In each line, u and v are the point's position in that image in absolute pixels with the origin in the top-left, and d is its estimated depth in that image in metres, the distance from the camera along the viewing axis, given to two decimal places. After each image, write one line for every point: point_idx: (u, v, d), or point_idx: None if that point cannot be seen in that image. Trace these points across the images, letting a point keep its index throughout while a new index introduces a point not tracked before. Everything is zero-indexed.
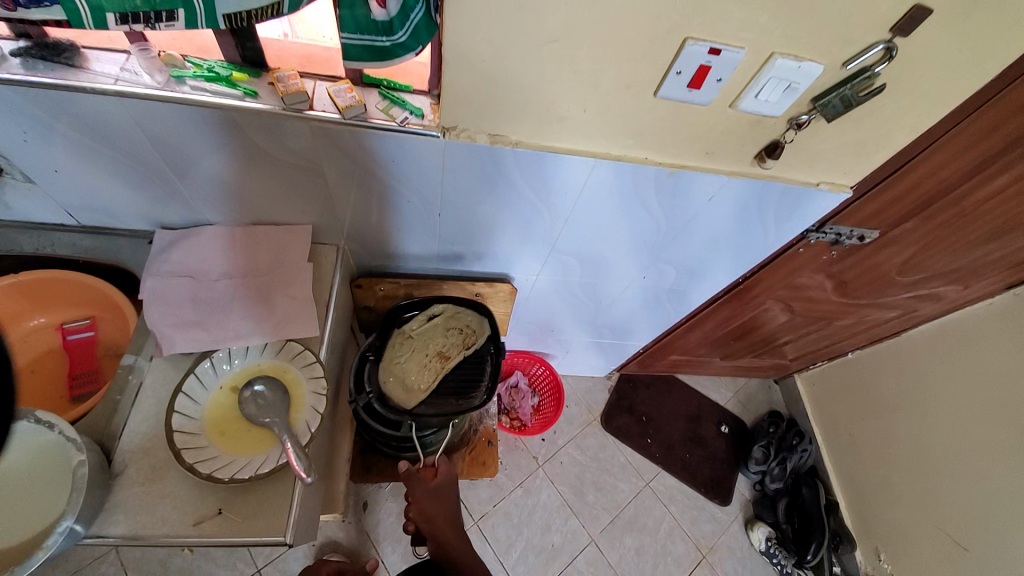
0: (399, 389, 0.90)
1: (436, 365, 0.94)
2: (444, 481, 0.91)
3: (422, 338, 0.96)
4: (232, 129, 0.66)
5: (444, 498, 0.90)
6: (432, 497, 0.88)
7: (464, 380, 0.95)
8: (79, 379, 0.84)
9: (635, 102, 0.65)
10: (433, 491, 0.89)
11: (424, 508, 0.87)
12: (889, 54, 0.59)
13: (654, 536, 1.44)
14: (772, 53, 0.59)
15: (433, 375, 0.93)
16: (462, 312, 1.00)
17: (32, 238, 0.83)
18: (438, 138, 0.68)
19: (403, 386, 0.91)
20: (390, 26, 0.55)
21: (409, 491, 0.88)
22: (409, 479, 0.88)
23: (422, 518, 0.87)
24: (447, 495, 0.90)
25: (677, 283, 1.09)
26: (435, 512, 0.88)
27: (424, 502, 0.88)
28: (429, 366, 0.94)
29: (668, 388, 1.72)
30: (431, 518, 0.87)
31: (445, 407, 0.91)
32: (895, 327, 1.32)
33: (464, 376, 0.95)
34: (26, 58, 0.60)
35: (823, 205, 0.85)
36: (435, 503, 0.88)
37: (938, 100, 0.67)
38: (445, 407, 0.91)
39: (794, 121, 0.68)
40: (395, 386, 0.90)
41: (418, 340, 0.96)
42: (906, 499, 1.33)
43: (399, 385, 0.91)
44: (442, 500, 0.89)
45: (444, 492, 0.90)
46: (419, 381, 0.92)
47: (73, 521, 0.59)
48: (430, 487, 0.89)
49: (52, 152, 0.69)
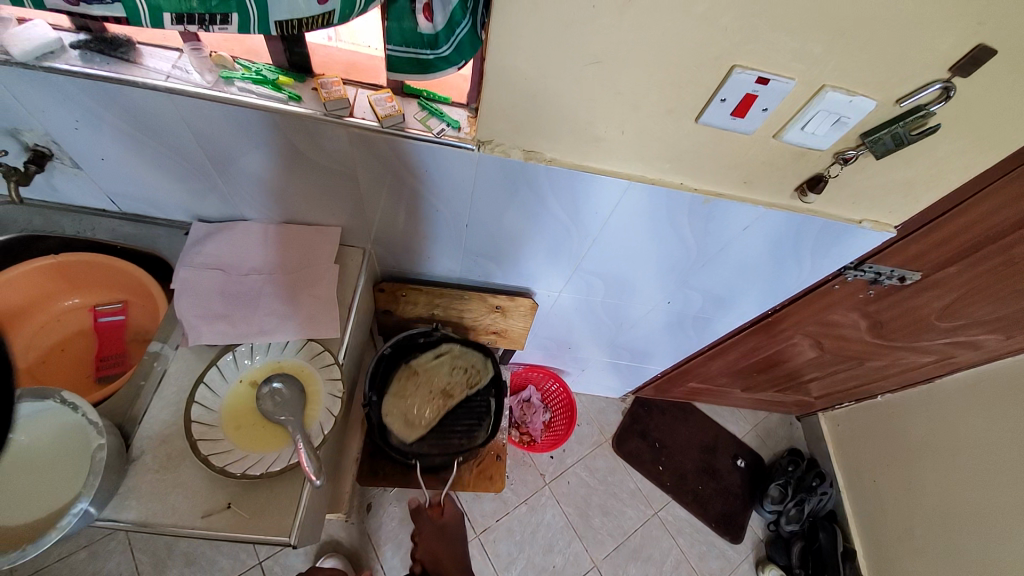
0: (407, 425, 0.97)
1: (442, 404, 1.01)
2: (450, 519, 0.92)
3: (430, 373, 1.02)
4: (274, 131, 0.68)
5: (451, 539, 0.91)
6: (437, 535, 0.90)
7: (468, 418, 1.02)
8: (105, 361, 0.86)
9: (674, 126, 0.64)
10: (441, 530, 0.91)
11: (430, 547, 0.89)
12: (947, 94, 0.56)
13: (659, 568, 1.39)
14: (822, 86, 0.57)
15: (438, 412, 1.00)
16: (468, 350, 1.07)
17: (74, 221, 0.86)
18: (473, 151, 0.69)
19: (409, 421, 0.98)
20: (436, 40, 0.55)
21: (416, 529, 0.91)
22: (417, 516, 0.92)
23: (428, 559, 0.88)
24: (453, 536, 0.91)
25: (703, 311, 1.06)
26: (441, 551, 0.88)
27: (430, 542, 0.89)
28: (436, 404, 1.00)
29: (685, 416, 1.67)
30: (435, 558, 0.87)
31: (445, 444, 0.99)
32: (931, 373, 1.25)
33: (468, 416, 1.02)
34: (85, 51, 0.63)
35: (864, 242, 0.82)
36: (441, 542, 0.90)
37: (997, 142, 0.64)
38: (445, 444, 0.98)
39: (841, 156, 0.65)
40: (403, 421, 0.97)
41: (425, 375, 1.02)
42: (928, 554, 1.26)
43: (407, 421, 0.97)
44: (449, 540, 0.90)
45: (450, 531, 0.92)
46: (427, 418, 0.99)
47: (87, 504, 0.60)
48: (437, 525, 0.91)
49: (102, 141, 0.72)
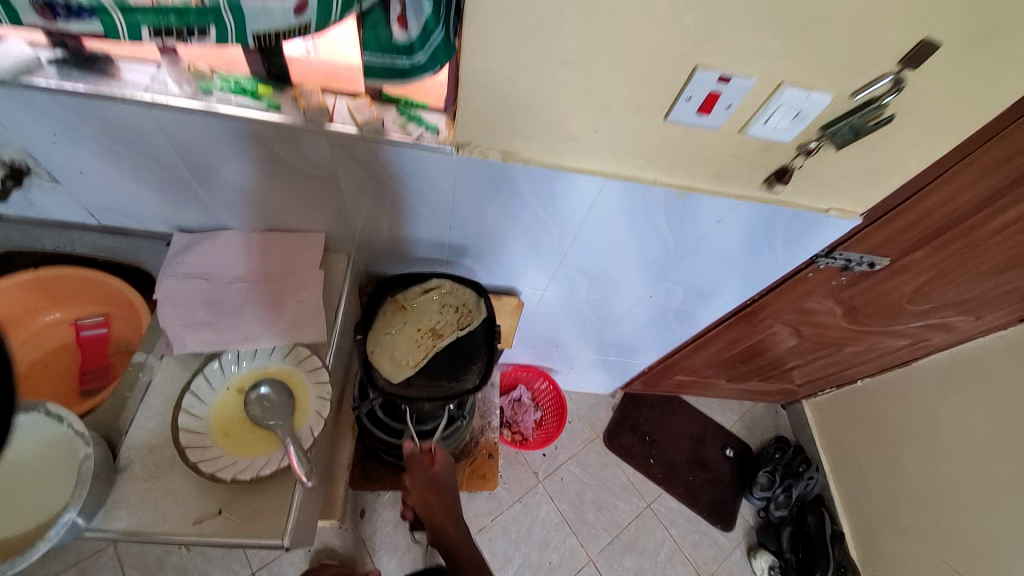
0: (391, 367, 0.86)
1: (431, 348, 0.90)
2: (443, 470, 0.89)
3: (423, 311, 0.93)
4: (255, 140, 0.69)
5: (443, 490, 0.89)
6: (429, 484, 0.88)
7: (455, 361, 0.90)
8: (88, 375, 0.85)
9: (645, 124, 0.66)
10: (433, 481, 0.88)
11: (422, 496, 0.87)
12: (897, 86, 0.60)
13: (653, 559, 1.41)
14: (780, 82, 0.60)
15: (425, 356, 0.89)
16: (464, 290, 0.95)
17: (53, 236, 0.86)
18: (450, 154, 0.70)
19: (395, 366, 0.87)
20: (411, 48, 0.57)
21: (409, 477, 0.89)
22: (410, 462, 0.89)
23: (421, 506, 0.87)
24: (445, 486, 0.89)
25: (684, 303, 1.09)
26: (433, 501, 0.87)
27: (421, 493, 0.88)
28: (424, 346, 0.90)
29: (673, 409, 1.70)
30: (427, 508, 0.87)
31: (433, 388, 0.86)
32: (906, 356, 1.30)
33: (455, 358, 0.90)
34: (63, 67, 0.63)
35: (833, 230, 0.85)
36: (433, 492, 0.88)
37: (948, 131, 0.67)
38: (432, 388, 0.85)
39: (804, 147, 0.69)
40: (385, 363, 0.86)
41: (418, 315, 0.93)
42: (913, 530, 1.30)
43: (392, 362, 0.87)
44: (438, 488, 0.88)
45: (443, 482, 0.89)
46: (414, 360, 0.88)
47: (75, 513, 0.59)
48: (428, 474, 0.88)
49: (81, 155, 0.72)
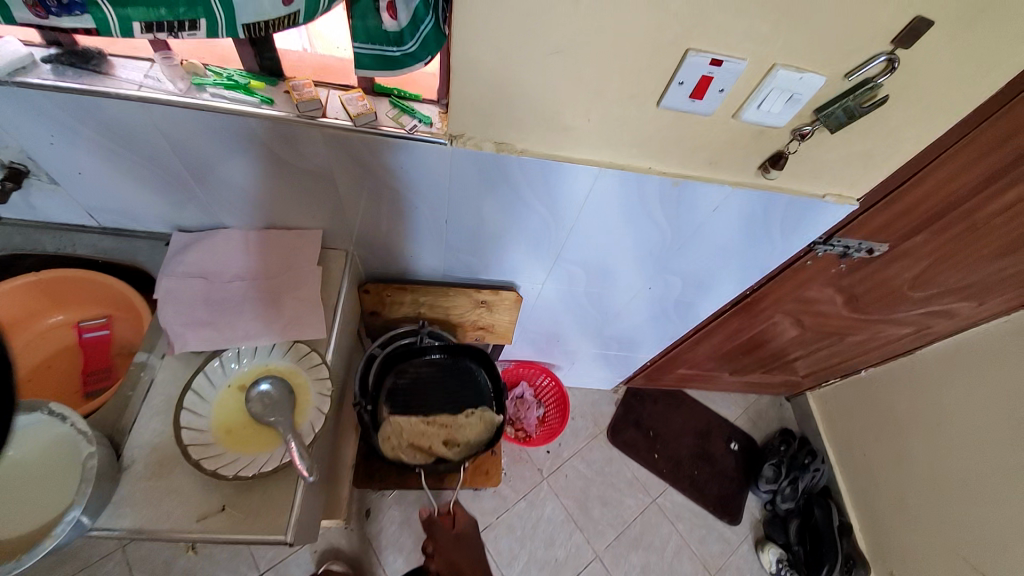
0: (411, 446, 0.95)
1: (446, 417, 0.99)
2: (465, 528, 0.92)
3: (434, 386, 1.03)
4: (250, 136, 0.69)
5: (467, 548, 0.90)
6: (455, 545, 0.89)
7: (471, 425, 0.99)
8: (92, 376, 0.87)
9: (639, 111, 0.66)
10: (458, 542, 0.90)
11: (447, 558, 0.87)
12: (892, 65, 0.59)
13: (660, 554, 1.40)
14: (773, 64, 0.60)
15: (442, 426, 0.98)
16: (468, 366, 1.06)
17: (53, 239, 0.86)
18: (445, 145, 0.70)
19: (415, 445, 0.95)
20: (400, 37, 0.57)
21: (431, 543, 0.89)
22: (431, 528, 0.90)
23: (447, 568, 0.86)
24: (468, 544, 0.90)
25: (684, 295, 1.09)
26: (460, 560, 0.87)
27: (447, 555, 0.88)
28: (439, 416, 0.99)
29: (677, 403, 1.69)
30: (454, 567, 0.86)
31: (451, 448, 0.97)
32: (909, 344, 1.29)
33: (471, 421, 0.99)
34: (57, 65, 0.63)
35: (831, 216, 0.85)
36: (459, 551, 0.89)
37: (944, 111, 0.67)
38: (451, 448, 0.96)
39: (798, 132, 0.68)
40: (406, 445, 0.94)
41: (429, 391, 1.02)
42: (921, 521, 1.29)
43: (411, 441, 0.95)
44: (466, 548, 0.89)
45: (467, 540, 0.91)
46: (433, 433, 0.97)
47: (80, 512, 0.60)
48: (453, 535, 0.90)
49: (78, 155, 0.72)
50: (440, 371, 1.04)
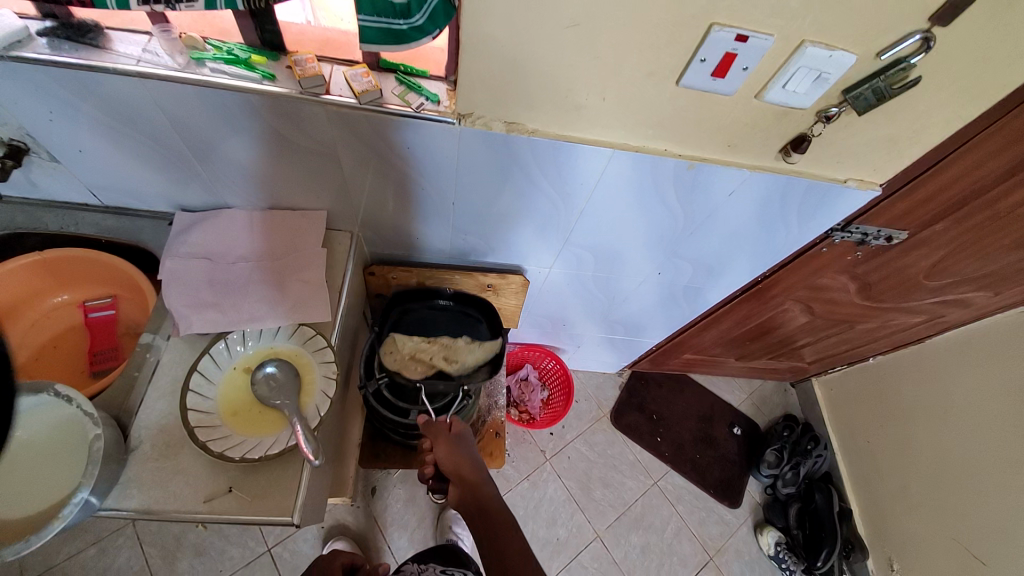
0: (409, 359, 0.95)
1: (446, 338, 0.99)
2: (463, 428, 0.88)
3: (438, 323, 1.01)
4: (252, 113, 0.66)
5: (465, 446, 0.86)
6: (453, 447, 0.84)
7: (471, 351, 0.98)
8: (99, 355, 0.86)
9: (657, 90, 0.63)
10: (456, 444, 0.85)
11: (445, 453, 0.84)
12: (926, 45, 0.56)
13: (660, 534, 1.42)
14: (802, 41, 0.56)
15: (443, 349, 0.97)
16: (470, 316, 1.04)
17: (57, 217, 0.85)
18: (454, 125, 0.68)
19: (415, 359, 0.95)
20: (407, 9, 0.53)
21: (429, 441, 0.86)
22: (428, 428, 0.86)
23: (447, 464, 0.83)
24: (467, 446, 0.86)
25: (694, 281, 1.06)
26: (460, 460, 0.83)
27: (445, 450, 0.84)
28: (441, 338, 0.99)
29: (681, 387, 1.69)
30: (454, 465, 0.82)
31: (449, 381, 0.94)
32: (919, 333, 1.27)
33: (471, 347, 0.99)
34: (53, 38, 0.61)
35: (851, 203, 0.82)
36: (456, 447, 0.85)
37: (977, 94, 0.63)
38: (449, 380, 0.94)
39: (823, 114, 0.65)
40: (406, 356, 0.95)
41: (428, 329, 0.99)
42: (922, 508, 1.29)
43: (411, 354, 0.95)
44: (464, 444, 0.86)
45: (466, 441, 0.86)
46: (435, 352, 0.96)
47: (88, 493, 0.60)
48: (451, 436, 0.86)
49: (78, 133, 0.70)
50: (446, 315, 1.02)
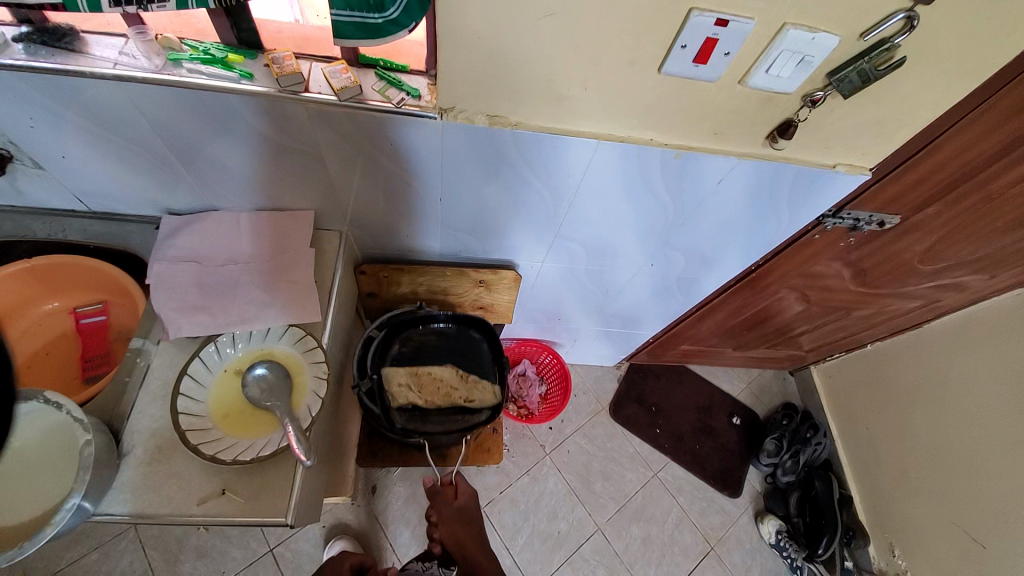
0: (420, 379, 1.03)
1: (440, 339, 1.08)
2: (466, 501, 0.98)
3: (435, 350, 1.07)
4: (233, 115, 0.66)
5: (468, 520, 0.96)
6: (456, 517, 0.96)
7: (483, 389, 1.06)
8: (91, 362, 0.86)
9: (638, 79, 0.63)
10: (460, 514, 0.96)
11: (450, 530, 0.94)
12: (910, 24, 0.55)
13: (661, 526, 1.43)
14: (783, 24, 0.56)
15: (459, 377, 1.06)
16: (464, 335, 1.10)
17: (44, 224, 0.85)
18: (435, 120, 0.67)
19: (422, 388, 1.03)
20: (382, 2, 0.52)
21: (435, 513, 0.96)
22: (434, 499, 0.97)
23: (448, 538, 0.93)
24: (469, 516, 0.96)
25: (687, 271, 1.06)
26: (460, 532, 0.94)
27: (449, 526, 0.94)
28: (434, 342, 1.07)
29: (679, 378, 1.69)
30: (456, 540, 0.93)
31: (451, 423, 1.02)
32: (917, 318, 1.27)
33: (484, 383, 1.06)
34: (29, 44, 0.60)
35: (842, 187, 0.81)
36: (461, 526, 0.95)
37: (966, 74, 0.63)
38: (451, 423, 1.02)
39: (809, 98, 0.64)
40: (417, 374, 1.03)
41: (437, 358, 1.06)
42: (923, 493, 1.29)
43: (425, 376, 1.04)
44: (467, 522, 0.95)
45: (466, 513, 0.97)
46: (449, 382, 1.05)
47: (80, 498, 0.60)
48: (455, 508, 0.96)
49: (60, 139, 0.70)
50: (444, 339, 1.08)
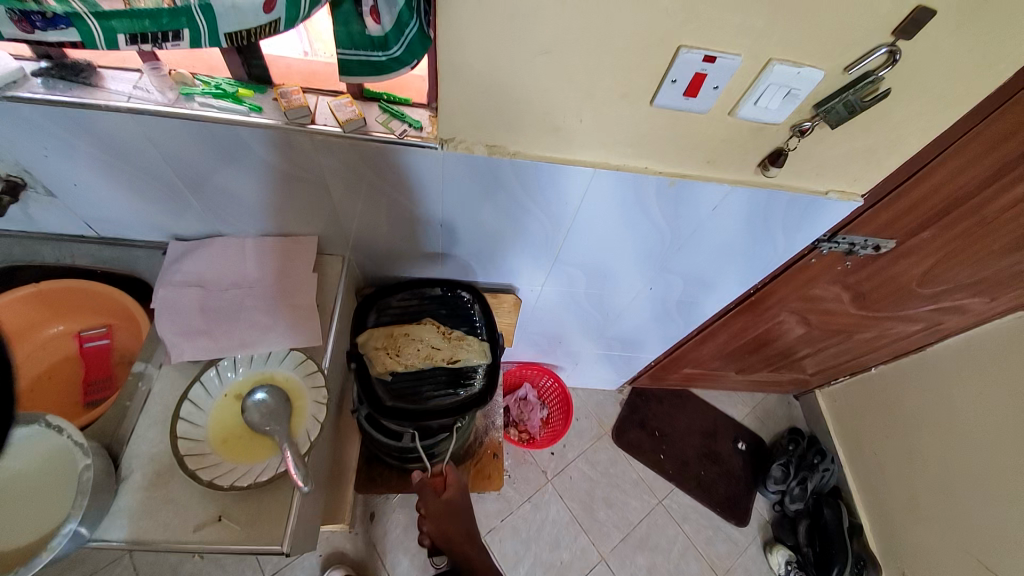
0: (396, 340, 0.88)
1: (425, 302, 0.96)
2: (456, 492, 0.88)
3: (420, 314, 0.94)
4: (240, 145, 0.69)
5: (457, 512, 0.87)
6: (444, 510, 0.86)
7: (470, 345, 0.90)
8: (93, 385, 0.87)
9: (631, 110, 0.65)
10: (448, 507, 0.86)
11: (438, 524, 0.85)
12: (893, 58, 0.57)
13: (667, 556, 1.39)
14: (769, 60, 0.58)
15: (441, 334, 0.91)
16: (454, 299, 0.97)
17: (54, 249, 0.87)
18: (436, 150, 0.69)
19: (398, 350, 0.87)
20: (385, 42, 0.55)
21: (421, 504, 0.87)
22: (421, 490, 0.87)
23: (438, 535, 0.85)
24: (459, 507, 0.87)
25: (687, 294, 1.06)
26: (449, 527, 0.85)
27: (437, 519, 0.85)
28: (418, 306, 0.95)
29: (682, 402, 1.67)
30: (445, 534, 0.84)
31: (439, 391, 0.85)
32: (919, 341, 1.26)
33: (470, 340, 0.90)
34: (48, 78, 0.63)
35: (835, 213, 0.83)
36: (449, 518, 0.85)
37: (947, 105, 0.65)
38: (438, 392, 0.84)
39: (797, 129, 0.66)
40: (392, 335, 0.89)
41: (420, 318, 0.93)
42: (934, 521, 1.25)
43: (402, 336, 0.89)
44: (455, 514, 0.86)
45: (457, 506, 0.87)
46: (431, 340, 0.90)
47: (77, 524, 0.60)
48: (443, 500, 0.87)
49: (73, 167, 0.72)
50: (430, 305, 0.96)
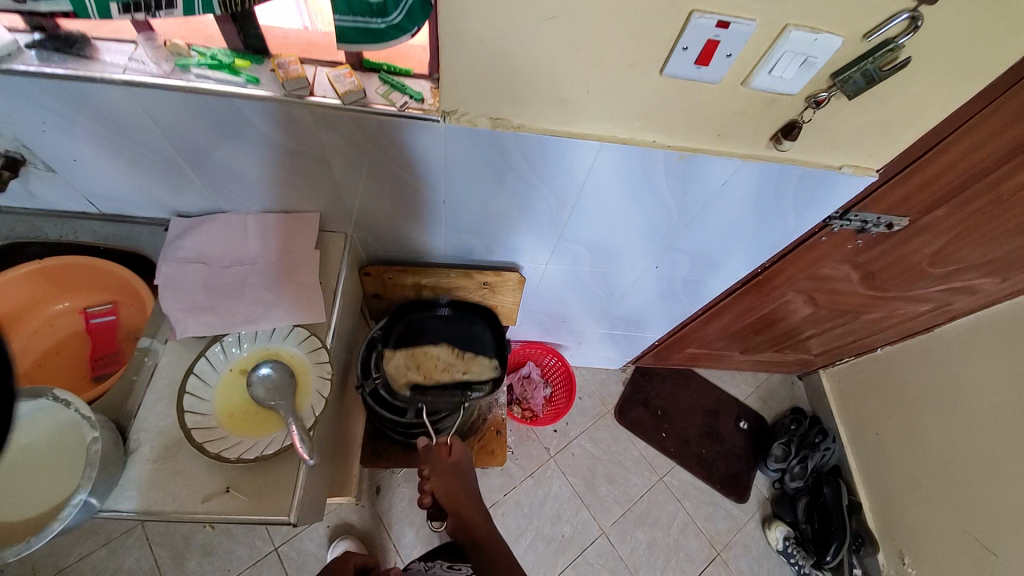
0: (417, 357, 0.99)
1: (441, 321, 1.05)
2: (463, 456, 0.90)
3: (437, 330, 1.04)
4: (238, 118, 0.67)
5: (463, 476, 0.89)
6: (450, 473, 0.88)
7: (480, 363, 1.03)
8: (99, 361, 0.87)
9: (640, 80, 0.63)
10: (454, 468, 0.89)
11: (444, 484, 0.87)
12: (914, 24, 0.55)
13: (666, 530, 1.41)
14: (785, 25, 0.55)
15: (454, 354, 1.02)
16: (468, 321, 1.07)
17: (57, 225, 0.87)
18: (438, 123, 0.67)
19: (420, 368, 0.99)
20: (384, 7, 0.53)
21: (427, 466, 0.90)
22: (427, 453, 0.90)
23: (443, 493, 0.87)
24: (465, 473, 0.90)
25: (693, 273, 1.05)
26: (455, 489, 0.87)
27: (443, 479, 0.88)
28: (434, 322, 1.05)
29: (686, 381, 1.68)
30: (450, 494, 0.86)
31: (452, 398, 0.97)
32: (926, 322, 1.25)
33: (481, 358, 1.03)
34: (41, 49, 0.62)
35: (847, 189, 0.80)
36: (454, 479, 0.88)
37: (971, 75, 0.62)
38: (452, 399, 0.97)
39: (812, 100, 0.64)
40: (413, 354, 1.00)
41: (433, 338, 1.03)
42: (933, 500, 1.26)
43: (421, 356, 1.00)
44: (460, 476, 0.89)
45: (464, 469, 0.90)
46: (445, 359, 1.01)
47: (86, 495, 0.61)
48: (449, 463, 0.89)
49: (71, 143, 0.71)
50: (445, 324, 1.06)
